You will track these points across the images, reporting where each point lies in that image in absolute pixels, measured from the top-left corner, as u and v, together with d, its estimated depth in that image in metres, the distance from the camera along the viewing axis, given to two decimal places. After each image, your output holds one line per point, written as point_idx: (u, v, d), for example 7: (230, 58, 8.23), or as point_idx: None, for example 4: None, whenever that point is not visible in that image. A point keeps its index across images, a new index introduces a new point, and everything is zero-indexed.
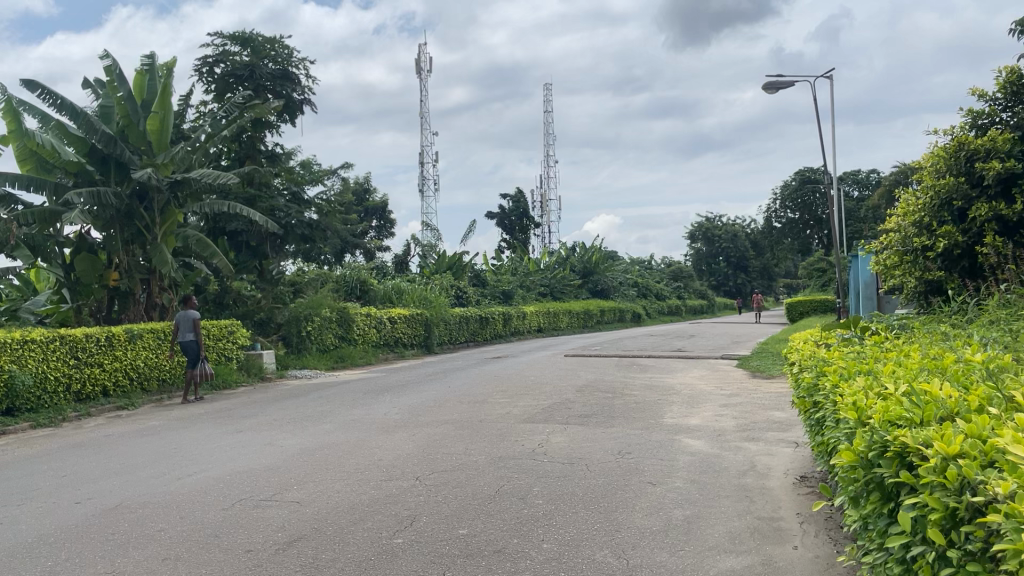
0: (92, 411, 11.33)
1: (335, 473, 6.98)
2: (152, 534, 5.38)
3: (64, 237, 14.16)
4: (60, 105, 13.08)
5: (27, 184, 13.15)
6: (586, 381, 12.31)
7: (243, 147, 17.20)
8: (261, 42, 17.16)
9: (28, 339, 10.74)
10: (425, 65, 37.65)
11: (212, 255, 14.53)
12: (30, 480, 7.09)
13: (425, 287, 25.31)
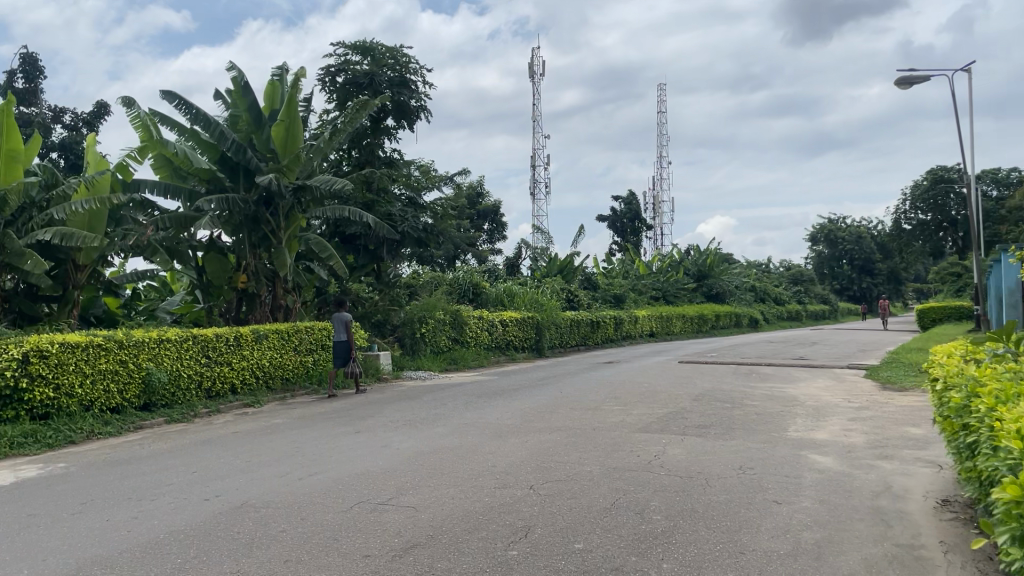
0: (221, 408, 11.84)
1: (449, 479, 7.00)
2: (275, 535, 5.52)
3: (196, 241, 14.99)
4: (193, 115, 13.76)
5: (165, 191, 13.96)
6: (703, 389, 11.95)
7: (362, 153, 17.67)
8: (381, 51, 17.59)
9: (163, 339, 11.33)
10: (539, 69, 37.76)
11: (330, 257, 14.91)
12: (164, 474, 7.45)
13: (537, 290, 25.29)
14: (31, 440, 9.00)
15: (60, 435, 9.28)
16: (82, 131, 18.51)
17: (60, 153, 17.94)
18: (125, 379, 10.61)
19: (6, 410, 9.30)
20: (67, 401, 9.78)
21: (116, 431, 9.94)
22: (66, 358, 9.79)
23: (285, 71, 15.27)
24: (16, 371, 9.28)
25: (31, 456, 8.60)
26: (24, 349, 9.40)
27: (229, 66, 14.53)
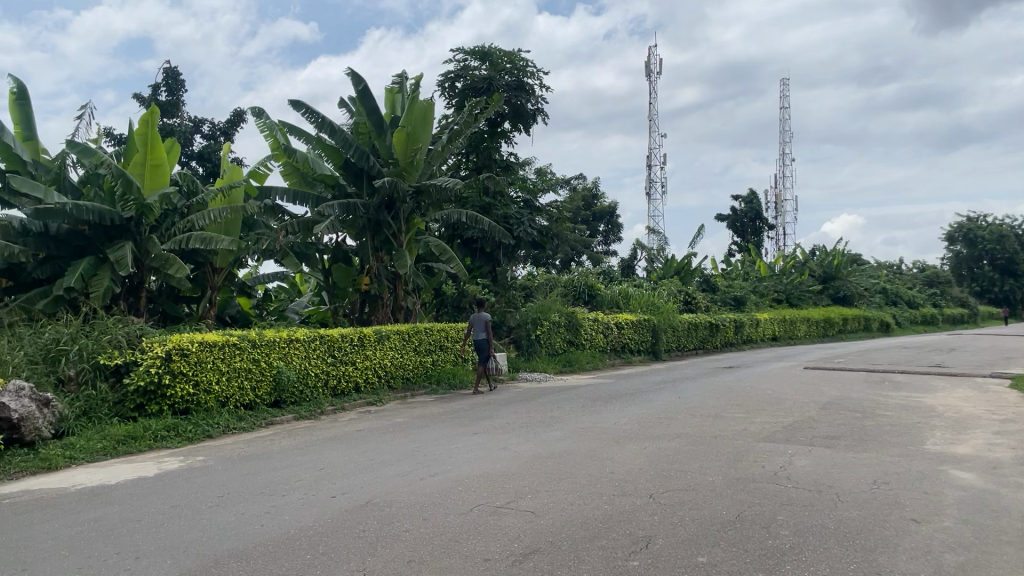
0: (346, 406, 12.25)
1: (568, 484, 6.96)
2: (399, 534, 5.65)
3: (323, 245, 15.76)
4: (320, 123, 14.29)
5: (295, 198, 14.51)
6: (831, 397, 11.43)
7: (480, 158, 17.88)
8: (499, 56, 17.78)
9: (292, 339, 11.83)
10: (656, 67, 37.27)
11: (450, 259, 15.10)
12: (294, 471, 7.77)
13: (654, 293, 24.95)
14: (173, 433, 9.58)
15: (199, 430, 9.83)
16: (220, 141, 19.59)
17: (199, 162, 19.04)
18: (258, 377, 11.13)
19: (151, 405, 9.95)
20: (205, 397, 10.35)
21: (249, 426, 10.45)
22: (204, 356, 10.37)
23: (405, 79, 15.67)
24: (160, 369, 9.92)
25: (174, 449, 9.16)
26: (167, 347, 10.03)
27: (350, 74, 15.01)
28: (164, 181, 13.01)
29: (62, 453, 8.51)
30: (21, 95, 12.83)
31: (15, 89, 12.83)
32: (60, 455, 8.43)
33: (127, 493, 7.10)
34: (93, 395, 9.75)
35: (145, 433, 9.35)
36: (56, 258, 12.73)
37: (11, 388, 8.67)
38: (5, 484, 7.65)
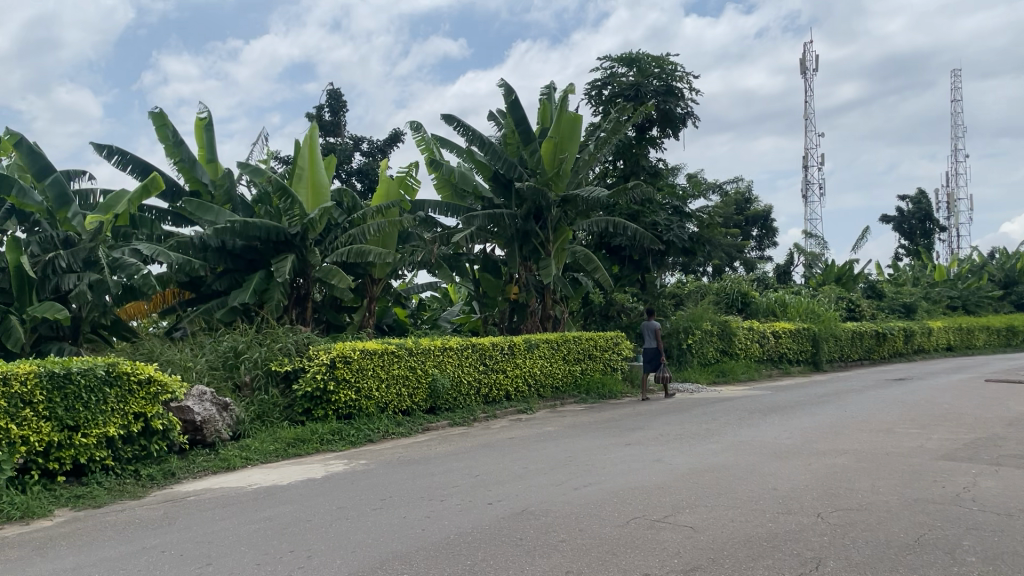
0: (498, 413, 12.42)
1: (728, 499, 6.72)
2: (556, 544, 5.63)
3: (474, 255, 16.03)
4: (470, 136, 14.62)
5: (446, 210, 14.92)
6: (1019, 413, 10.45)
7: (629, 164, 17.76)
8: (647, 62, 17.61)
9: (446, 347, 12.15)
10: (812, 64, 35.69)
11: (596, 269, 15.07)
12: (451, 477, 7.93)
13: (813, 300, 23.82)
14: (337, 437, 10.05)
15: (361, 434, 10.24)
16: (378, 158, 20.46)
17: (359, 179, 19.97)
18: (414, 384, 11.49)
19: (317, 409, 10.49)
20: (366, 403, 10.79)
21: (407, 431, 10.79)
22: (366, 363, 10.82)
23: (553, 89, 15.79)
24: (325, 375, 10.44)
25: (338, 452, 9.59)
26: (331, 355, 10.55)
27: (500, 87, 15.26)
28: (324, 195, 13.85)
29: (239, 454, 9.11)
30: (205, 120, 13.80)
31: (202, 115, 13.82)
32: (237, 456, 9.03)
33: (298, 494, 7.49)
34: (266, 400, 10.39)
35: (312, 436, 9.86)
36: (231, 272, 13.69)
37: (195, 392, 9.38)
38: (191, 481, 8.27)
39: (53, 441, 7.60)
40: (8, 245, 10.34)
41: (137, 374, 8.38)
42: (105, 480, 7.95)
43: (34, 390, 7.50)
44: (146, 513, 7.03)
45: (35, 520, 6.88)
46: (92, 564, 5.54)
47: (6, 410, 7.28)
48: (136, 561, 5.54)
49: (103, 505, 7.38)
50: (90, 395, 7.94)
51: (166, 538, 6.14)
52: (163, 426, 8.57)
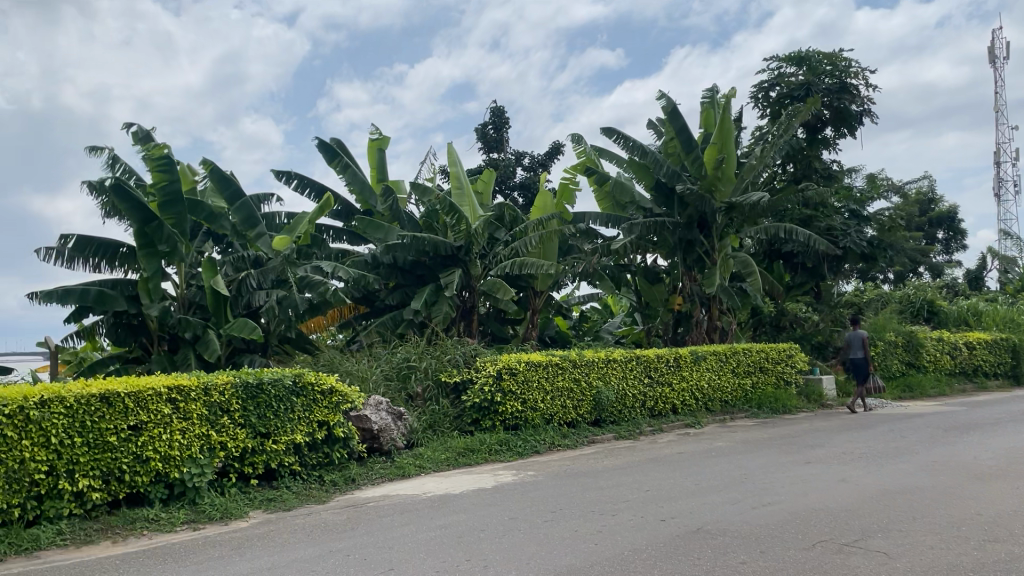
0: (665, 426, 12.16)
1: (925, 524, 6.20)
2: (735, 565, 5.41)
3: (635, 266, 15.93)
4: (630, 146, 14.48)
5: (607, 220, 14.83)
6: None
7: (800, 168, 17.06)
8: (818, 59, 16.80)
9: (610, 358, 12.05)
10: (1002, 51, 32.84)
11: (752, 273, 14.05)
12: (622, 491, 7.81)
13: (1013, 308, 21.76)
14: (504, 448, 10.17)
15: (528, 445, 10.30)
16: (539, 172, 20.70)
17: (520, 193, 20.29)
18: (579, 396, 11.47)
19: (485, 420, 10.68)
20: (532, 414, 10.87)
21: (573, 443, 10.74)
22: (531, 375, 10.91)
23: (715, 91, 15.38)
24: (492, 387, 10.61)
25: (507, 462, 9.69)
26: (497, 367, 10.72)
27: (658, 96, 15.02)
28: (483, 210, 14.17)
29: (413, 462, 9.42)
30: (376, 142, 14.46)
31: (373, 137, 14.51)
32: (412, 464, 9.34)
33: (469, 503, 7.62)
34: (437, 410, 10.72)
35: (481, 447, 10.04)
36: (401, 286, 14.26)
37: (372, 401, 9.82)
38: (370, 488, 8.62)
39: (247, 447, 8.17)
40: (206, 265, 11.26)
41: (320, 384, 8.86)
42: (293, 485, 8.44)
43: (230, 399, 8.11)
44: (330, 517, 7.40)
45: (232, 521, 7.39)
46: (285, 564, 5.87)
47: (207, 417, 7.91)
48: (323, 563, 5.82)
49: (292, 509, 7.83)
50: (280, 404, 8.49)
51: (350, 542, 6.42)
52: (344, 434, 9.00)
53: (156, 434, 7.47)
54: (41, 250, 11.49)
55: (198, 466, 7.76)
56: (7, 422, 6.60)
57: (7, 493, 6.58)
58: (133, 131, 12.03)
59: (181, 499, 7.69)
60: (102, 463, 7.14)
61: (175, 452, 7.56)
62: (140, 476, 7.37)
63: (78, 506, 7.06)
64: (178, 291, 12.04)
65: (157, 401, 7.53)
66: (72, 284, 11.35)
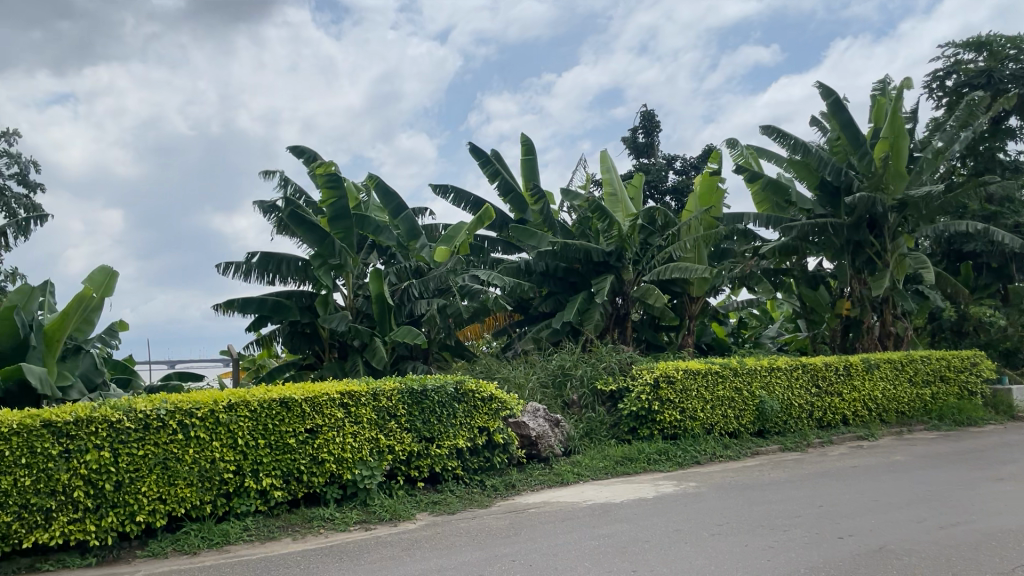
0: (834, 438, 11.54)
1: None
2: None
3: (798, 270, 15.27)
4: (791, 144, 13.89)
5: (767, 222, 14.19)
6: None
7: (981, 161, 15.89)
8: (1001, 43, 15.53)
9: (774, 366, 11.60)
10: None
11: (928, 270, 13.10)
12: (793, 506, 7.46)
13: None
14: (664, 457, 9.97)
15: (688, 455, 10.05)
16: (692, 175, 20.28)
17: (673, 197, 19.96)
18: (742, 405, 11.10)
19: (643, 428, 10.52)
20: (691, 423, 10.61)
21: (735, 454, 10.35)
22: (689, 384, 10.66)
23: (887, 84, 14.56)
24: (650, 396, 10.42)
25: (667, 472, 9.48)
26: (654, 375, 10.52)
27: (819, 89, 14.36)
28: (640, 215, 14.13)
29: (572, 469, 9.42)
30: (531, 150, 14.60)
31: (526, 147, 14.72)
32: (570, 471, 9.34)
33: (631, 513, 7.50)
34: (593, 417, 10.71)
35: (639, 456, 9.89)
36: (554, 293, 14.36)
37: (529, 408, 9.93)
38: (530, 493, 8.68)
39: (413, 450, 8.44)
40: (373, 276, 11.76)
41: (481, 391, 9.03)
42: (456, 488, 8.64)
43: (397, 404, 8.41)
44: (494, 522, 7.51)
45: (401, 522, 7.65)
46: (453, 567, 6.00)
47: (375, 421, 8.24)
48: (492, 567, 5.91)
49: (456, 512, 8.01)
50: (444, 410, 8.72)
51: (515, 547, 6.48)
52: (504, 439, 9.14)
53: (330, 437, 7.86)
54: (222, 264, 12.38)
55: (368, 469, 8.10)
56: (200, 424, 7.16)
57: (201, 489, 7.12)
58: (301, 150, 12.72)
59: (353, 499, 8.06)
60: (283, 463, 7.58)
61: (347, 455, 7.92)
62: (316, 477, 7.78)
63: (263, 504, 7.53)
64: (347, 301, 12.65)
65: (331, 405, 7.93)
66: (252, 294, 12.20)
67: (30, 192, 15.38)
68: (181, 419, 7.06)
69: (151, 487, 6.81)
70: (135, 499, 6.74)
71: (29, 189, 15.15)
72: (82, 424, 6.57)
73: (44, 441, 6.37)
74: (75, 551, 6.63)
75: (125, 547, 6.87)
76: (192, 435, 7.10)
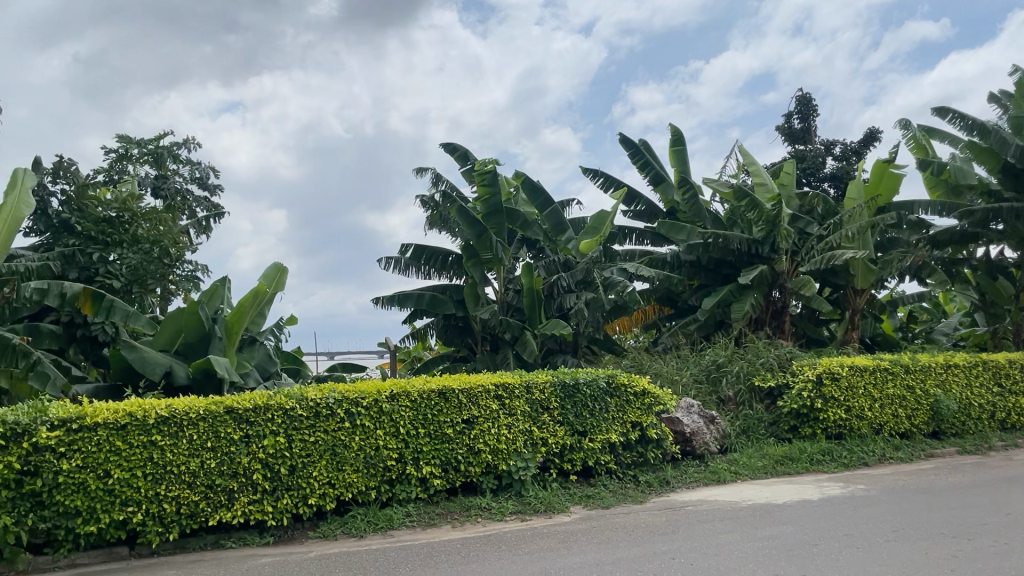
0: (1021, 441, 10.64)
1: None
2: None
3: (976, 260, 14.19)
4: (970, 126, 12.85)
5: (941, 209, 13.17)
6: None
7: None
8: None
9: (950, 364, 10.81)
10: None
11: None
12: (976, 513, 6.92)
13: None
14: (828, 458, 9.51)
15: (855, 456, 9.53)
16: (852, 161, 19.23)
17: (832, 184, 19.02)
18: (915, 404, 10.41)
19: (805, 427, 10.10)
20: (858, 423, 10.05)
21: (907, 457, 9.70)
22: (856, 381, 10.10)
23: None
24: (812, 393, 9.96)
25: (832, 473, 9.02)
26: (817, 371, 10.03)
27: (1010, 69, 13.18)
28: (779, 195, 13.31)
29: (728, 468, 9.13)
30: (680, 140, 14.26)
31: (676, 134, 14.40)
32: (727, 469, 9.06)
33: (795, 515, 7.18)
34: (750, 415, 10.39)
35: (801, 456, 9.47)
36: (706, 286, 14.00)
37: (683, 404, 9.73)
38: (685, 491, 8.49)
39: (565, 443, 8.45)
40: (525, 271, 11.91)
41: (634, 386, 8.91)
42: (610, 482, 8.59)
43: (550, 397, 8.46)
44: (650, 518, 7.40)
45: (556, 514, 7.67)
46: (613, 562, 5.95)
47: (529, 413, 8.32)
48: (650, 564, 5.82)
49: (610, 506, 7.95)
50: (596, 403, 8.68)
51: (674, 545, 6.36)
52: (658, 435, 8.97)
53: (486, 428, 8.00)
54: (383, 258, 12.87)
55: (522, 460, 8.19)
56: (365, 413, 7.47)
57: (366, 476, 7.42)
58: (455, 147, 13.01)
59: (509, 490, 8.17)
60: (441, 453, 7.79)
61: (502, 445, 8.04)
62: (472, 467, 7.94)
63: (422, 491, 7.76)
64: (499, 295, 12.85)
65: (486, 397, 8.07)
66: (410, 290, 12.64)
67: (209, 195, 16.52)
68: (348, 408, 7.40)
69: (321, 472, 7.17)
70: (307, 482, 7.12)
71: (208, 192, 16.29)
72: (260, 411, 7.01)
73: (226, 426, 6.84)
74: (255, 530, 7.08)
75: (298, 527, 7.28)
76: (358, 423, 7.42)
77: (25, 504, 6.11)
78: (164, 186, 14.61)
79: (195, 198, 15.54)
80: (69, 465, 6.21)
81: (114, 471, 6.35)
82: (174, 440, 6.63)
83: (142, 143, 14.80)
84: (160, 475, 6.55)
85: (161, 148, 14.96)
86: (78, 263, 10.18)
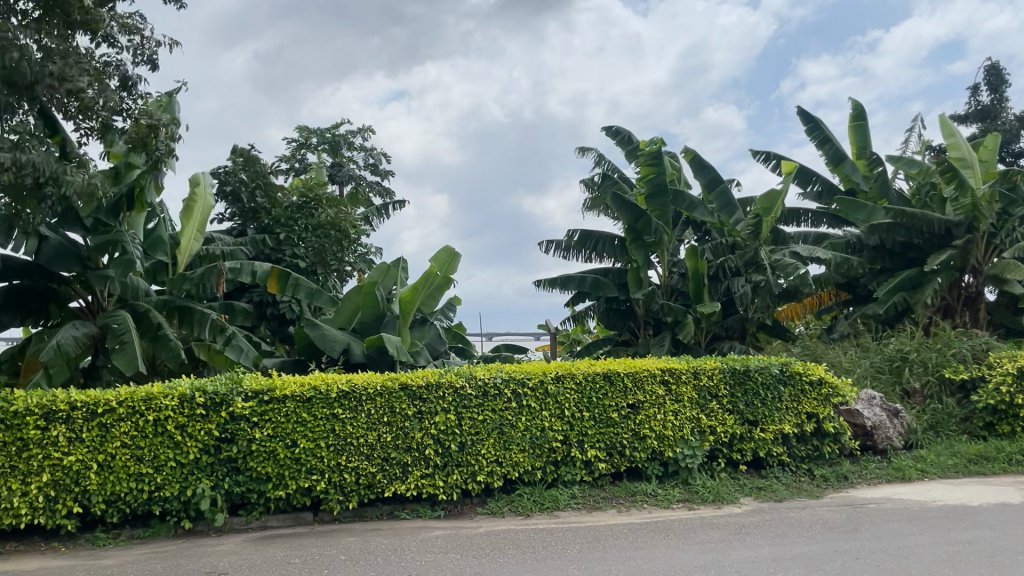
0: None
1: None
2: None
3: None
4: None
5: None
6: None
7: None
8: None
9: None
10: None
11: None
12: None
13: None
14: None
15: None
16: None
17: None
18: None
19: (1003, 425, 9.27)
20: None
21: None
22: None
23: None
24: (1011, 388, 9.12)
25: None
26: (1018, 364, 9.15)
27: None
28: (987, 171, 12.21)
29: (914, 465, 8.52)
30: (862, 114, 13.41)
31: (857, 109, 13.55)
32: (912, 467, 8.45)
33: (996, 519, 6.57)
34: (939, 409, 9.67)
35: (998, 455, 8.69)
36: (888, 269, 13.10)
37: (864, 396, 9.16)
38: (867, 487, 8.00)
39: (735, 433, 8.16)
40: (690, 253, 11.61)
41: (810, 375, 8.44)
42: (782, 475, 8.23)
43: (719, 384, 8.18)
44: (828, 515, 7.00)
45: (726, 505, 7.43)
46: (790, 558, 5.69)
47: (697, 400, 8.09)
48: (832, 563, 5.50)
49: (784, 500, 7.60)
50: (769, 392, 8.30)
51: (857, 544, 5.99)
52: (835, 428, 8.50)
53: (652, 413, 7.87)
54: (545, 242, 12.97)
55: (689, 448, 8.00)
56: (531, 394, 7.53)
57: (533, 456, 7.49)
58: (617, 129, 12.87)
59: (674, 478, 8.01)
60: (606, 436, 7.74)
61: (669, 432, 7.88)
62: (639, 453, 7.85)
63: (588, 474, 7.75)
64: (663, 279, 12.65)
65: (652, 382, 7.93)
66: (572, 272, 12.66)
67: (380, 180, 17.24)
68: (515, 388, 7.49)
69: (489, 450, 7.30)
70: (476, 459, 7.27)
71: (380, 178, 16.99)
72: (432, 388, 7.22)
73: (400, 402, 7.09)
74: (427, 503, 7.33)
75: (467, 502, 7.48)
76: (524, 404, 7.51)
77: (222, 468, 6.65)
78: (339, 172, 15.37)
79: (368, 183, 16.28)
80: (260, 434, 6.65)
81: (301, 441, 6.75)
82: (354, 414, 6.95)
83: (320, 132, 15.65)
84: (341, 446, 6.89)
85: (338, 136, 15.74)
86: (269, 247, 10.87)
